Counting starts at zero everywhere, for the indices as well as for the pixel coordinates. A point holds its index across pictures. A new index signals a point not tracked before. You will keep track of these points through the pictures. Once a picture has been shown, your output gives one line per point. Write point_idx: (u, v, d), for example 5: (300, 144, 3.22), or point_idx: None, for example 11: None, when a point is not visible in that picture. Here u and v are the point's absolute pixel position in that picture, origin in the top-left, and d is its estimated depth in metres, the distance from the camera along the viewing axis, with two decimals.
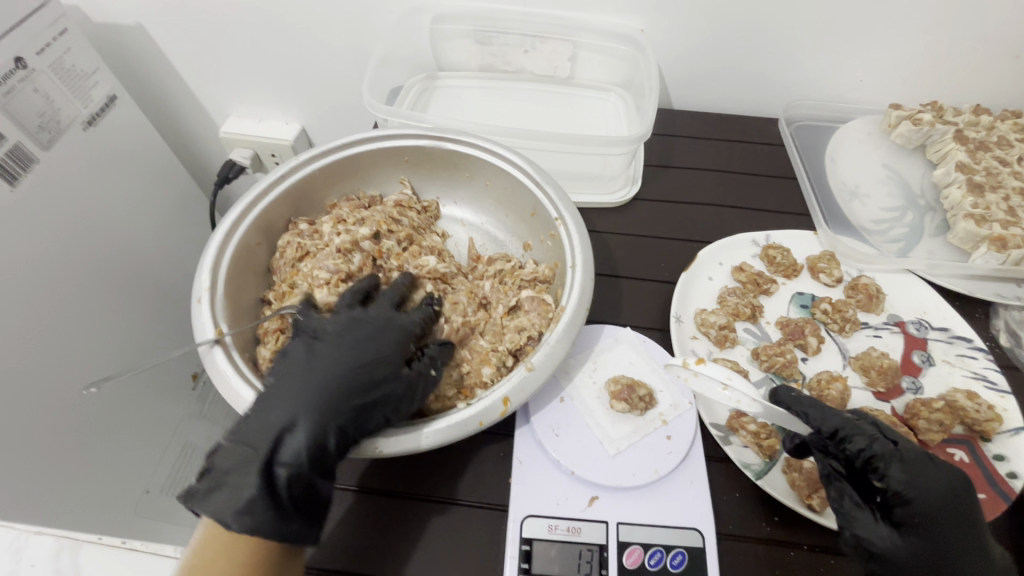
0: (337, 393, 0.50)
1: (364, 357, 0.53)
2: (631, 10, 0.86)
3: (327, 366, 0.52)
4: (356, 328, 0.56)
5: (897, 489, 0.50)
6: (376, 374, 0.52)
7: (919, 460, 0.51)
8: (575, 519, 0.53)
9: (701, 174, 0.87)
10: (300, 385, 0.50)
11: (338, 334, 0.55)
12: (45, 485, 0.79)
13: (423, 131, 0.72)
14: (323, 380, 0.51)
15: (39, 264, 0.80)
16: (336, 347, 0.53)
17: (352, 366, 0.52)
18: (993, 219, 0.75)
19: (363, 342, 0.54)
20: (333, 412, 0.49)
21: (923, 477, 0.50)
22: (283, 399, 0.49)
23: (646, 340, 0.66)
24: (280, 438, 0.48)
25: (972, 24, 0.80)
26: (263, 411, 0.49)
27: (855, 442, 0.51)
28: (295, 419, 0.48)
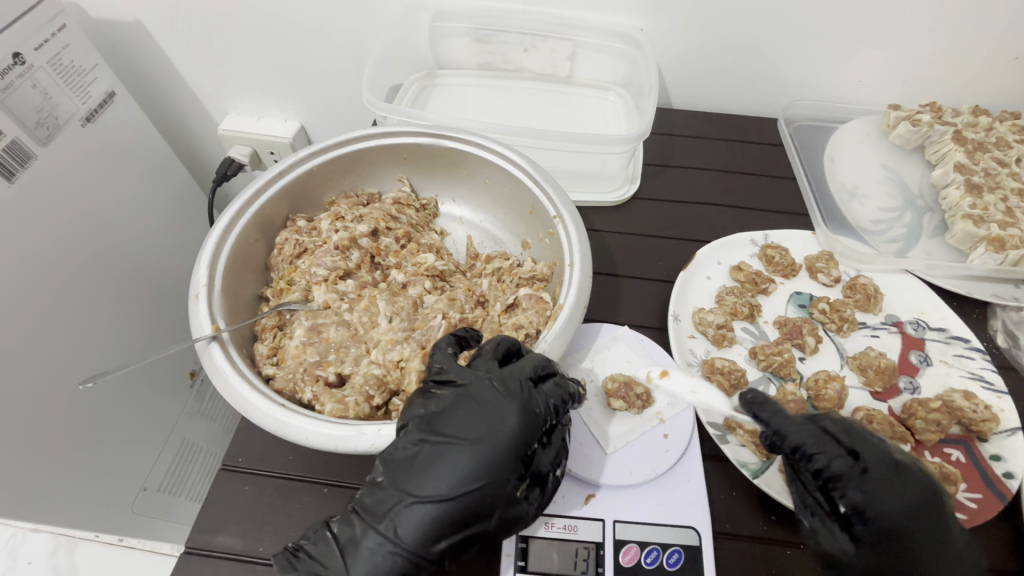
0: (470, 502, 0.45)
1: (487, 441, 0.46)
2: (630, 9, 0.86)
3: (463, 468, 0.45)
4: (508, 413, 0.48)
5: (854, 506, 0.47)
6: (501, 463, 0.46)
7: (881, 476, 0.47)
8: (572, 517, 0.53)
9: (700, 174, 0.87)
10: (435, 487, 0.45)
11: (482, 419, 0.47)
12: (41, 481, 0.79)
13: (421, 128, 0.72)
14: (446, 473, 0.45)
15: (37, 259, 0.80)
16: (462, 428, 0.47)
17: (490, 472, 0.45)
18: (990, 220, 0.75)
19: (486, 421, 0.47)
20: (453, 510, 0.44)
21: (881, 494, 0.46)
22: (408, 492, 0.45)
23: (643, 339, 0.66)
24: (399, 532, 0.44)
25: (971, 26, 0.81)
26: (393, 509, 0.45)
27: (810, 457, 0.49)
28: (417, 515, 0.44)
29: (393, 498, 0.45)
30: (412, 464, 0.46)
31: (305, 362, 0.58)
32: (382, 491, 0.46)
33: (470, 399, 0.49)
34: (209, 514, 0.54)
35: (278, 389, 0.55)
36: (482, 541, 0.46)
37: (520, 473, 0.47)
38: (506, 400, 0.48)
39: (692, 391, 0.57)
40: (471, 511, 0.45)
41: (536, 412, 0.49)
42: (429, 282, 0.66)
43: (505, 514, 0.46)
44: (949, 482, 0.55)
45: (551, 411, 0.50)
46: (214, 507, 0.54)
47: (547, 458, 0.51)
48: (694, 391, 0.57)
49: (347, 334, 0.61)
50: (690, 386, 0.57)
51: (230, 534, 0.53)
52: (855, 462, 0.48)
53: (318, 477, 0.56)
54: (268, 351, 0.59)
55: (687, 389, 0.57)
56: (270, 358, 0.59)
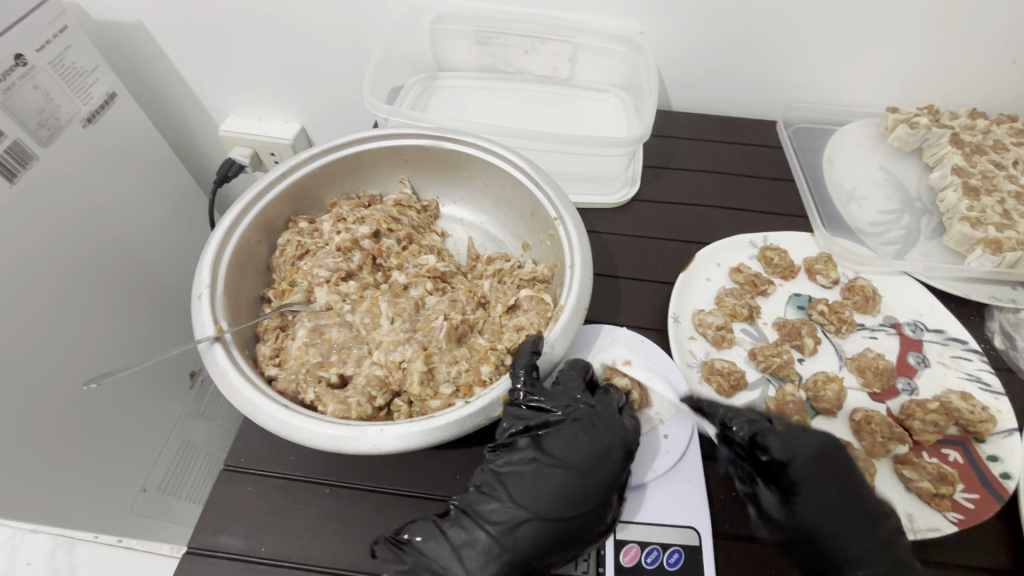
0: (578, 523, 0.48)
1: (594, 464, 0.50)
2: (630, 11, 0.86)
3: (573, 487, 0.49)
4: (616, 442, 0.52)
5: (778, 460, 0.53)
6: (606, 485, 0.50)
7: (792, 430, 0.55)
8: None
9: (699, 176, 0.87)
10: (548, 502, 0.48)
11: (589, 445, 0.51)
12: (42, 482, 0.79)
13: (422, 130, 0.73)
14: (559, 490, 0.48)
15: (39, 260, 0.81)
16: (572, 449, 0.51)
17: (600, 497, 0.49)
18: (987, 222, 0.75)
19: (592, 444, 0.51)
20: (560, 526, 0.48)
21: (796, 444, 0.54)
22: (519, 504, 0.48)
23: (643, 340, 0.66)
24: (512, 541, 0.47)
25: (967, 30, 0.81)
26: (509, 520, 0.47)
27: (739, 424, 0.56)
28: (529, 526, 0.47)
29: (506, 509, 0.48)
30: (529, 478, 0.49)
31: (307, 363, 0.58)
32: (499, 497, 0.49)
33: (579, 425, 0.52)
34: (212, 514, 0.54)
35: (280, 390, 0.56)
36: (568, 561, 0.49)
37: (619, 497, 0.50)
38: (613, 431, 0.52)
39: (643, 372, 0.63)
40: (577, 531, 0.48)
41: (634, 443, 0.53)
42: (430, 283, 0.67)
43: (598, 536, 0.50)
44: (947, 482, 0.55)
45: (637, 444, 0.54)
46: (217, 508, 0.54)
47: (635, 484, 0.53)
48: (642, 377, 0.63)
49: (349, 335, 0.61)
50: (646, 375, 0.63)
51: (233, 534, 0.53)
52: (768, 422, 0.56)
53: (320, 477, 0.57)
54: (270, 352, 0.59)
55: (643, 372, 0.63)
56: (273, 359, 0.59)
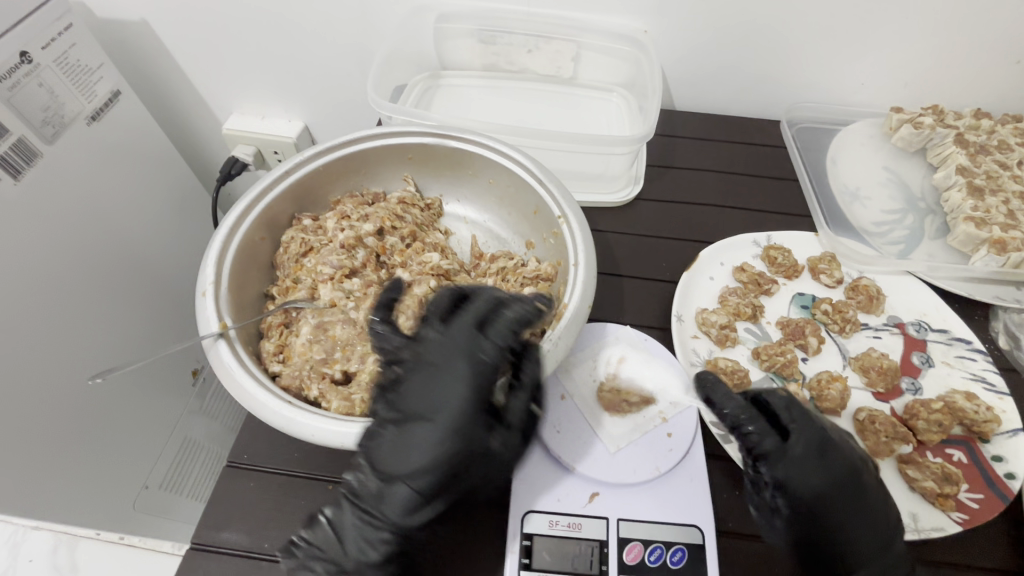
0: (453, 465, 0.48)
1: (445, 410, 0.48)
2: (634, 10, 0.86)
3: (430, 441, 0.48)
4: (466, 376, 0.49)
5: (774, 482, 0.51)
6: (463, 424, 0.48)
7: (803, 456, 0.51)
8: (575, 515, 0.53)
9: (703, 175, 0.87)
10: (408, 464, 0.47)
11: (436, 392, 0.49)
12: (44, 479, 0.79)
13: (426, 128, 0.73)
14: (417, 449, 0.48)
15: (46, 258, 0.81)
16: (422, 399, 0.49)
17: (464, 434, 0.48)
18: (992, 222, 0.75)
19: (440, 389, 0.49)
20: (428, 481, 0.47)
21: (800, 471, 0.51)
22: (384, 471, 0.48)
23: (647, 339, 0.65)
24: (386, 508, 0.47)
25: (972, 29, 0.81)
26: (378, 489, 0.48)
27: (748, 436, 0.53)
28: (397, 491, 0.47)
29: (375, 483, 0.48)
30: (384, 447, 0.48)
31: (311, 360, 0.58)
32: (372, 473, 0.48)
33: (423, 375, 0.50)
34: (214, 511, 0.54)
35: (285, 386, 0.55)
36: (464, 499, 0.50)
37: (483, 429, 0.49)
38: (452, 368, 0.50)
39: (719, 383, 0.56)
40: (449, 477, 0.48)
41: (483, 368, 0.50)
42: (434, 281, 0.66)
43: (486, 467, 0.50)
44: (951, 482, 0.55)
45: (498, 368, 0.51)
46: (219, 504, 0.54)
47: (514, 407, 0.52)
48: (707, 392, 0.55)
49: (353, 332, 0.61)
50: (646, 364, 0.63)
51: (235, 531, 0.53)
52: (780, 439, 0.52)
53: (324, 474, 0.57)
54: (274, 349, 0.59)
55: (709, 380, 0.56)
56: (276, 356, 0.58)
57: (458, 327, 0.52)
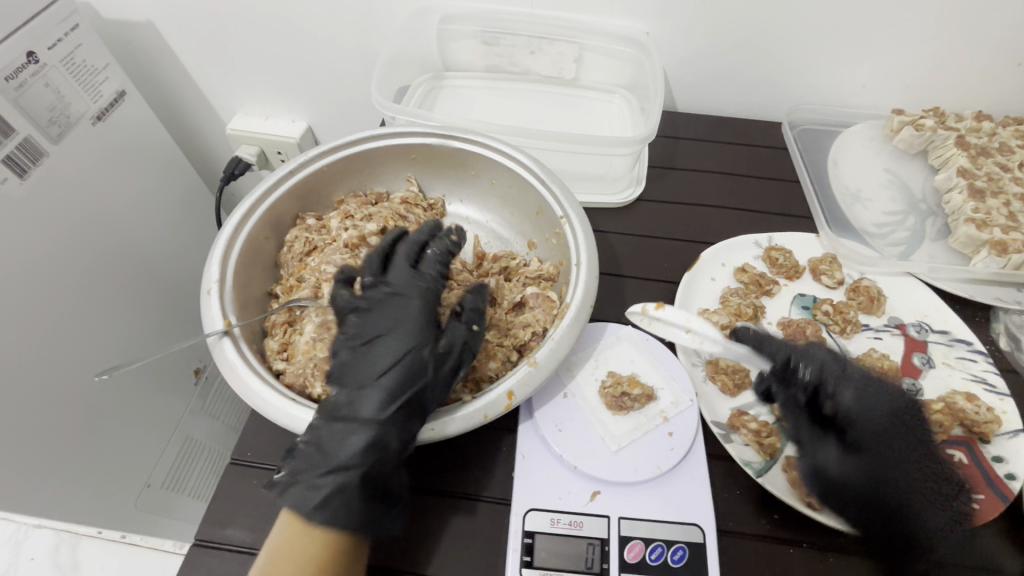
0: (406, 375, 0.50)
1: (394, 319, 0.54)
2: (637, 12, 0.87)
3: (386, 344, 0.52)
4: (414, 300, 0.55)
5: (844, 413, 0.54)
6: (412, 327, 0.53)
7: (868, 387, 0.55)
8: (577, 514, 0.53)
9: (705, 176, 0.87)
10: (373, 369, 0.51)
11: (384, 308, 0.55)
12: (47, 475, 0.79)
13: (430, 128, 0.73)
14: (380, 355, 0.52)
15: (52, 257, 0.82)
16: (378, 318, 0.54)
17: (411, 345, 0.52)
18: (993, 224, 0.75)
19: (387, 306, 0.55)
20: (393, 379, 0.50)
21: (867, 402, 0.54)
22: (354, 383, 0.51)
23: (648, 337, 0.66)
24: (363, 410, 0.49)
25: (974, 32, 0.81)
26: (351, 397, 0.50)
27: (805, 372, 0.55)
28: (370, 393, 0.49)
29: (348, 394, 0.50)
30: (348, 364, 0.52)
31: (314, 357, 0.57)
32: (337, 396, 0.50)
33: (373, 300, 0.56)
34: (219, 508, 0.54)
35: (288, 384, 0.55)
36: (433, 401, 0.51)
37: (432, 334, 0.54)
38: (396, 290, 0.56)
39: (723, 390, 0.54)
40: (411, 372, 0.50)
41: (422, 287, 0.57)
42: None
43: (436, 378, 0.51)
44: None
45: (434, 288, 0.58)
46: (223, 501, 0.55)
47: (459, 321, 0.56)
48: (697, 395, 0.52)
49: None
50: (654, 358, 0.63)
51: (239, 527, 0.53)
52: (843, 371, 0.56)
53: None
54: (278, 347, 0.59)
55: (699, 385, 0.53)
56: (280, 354, 0.59)
57: (398, 265, 0.60)
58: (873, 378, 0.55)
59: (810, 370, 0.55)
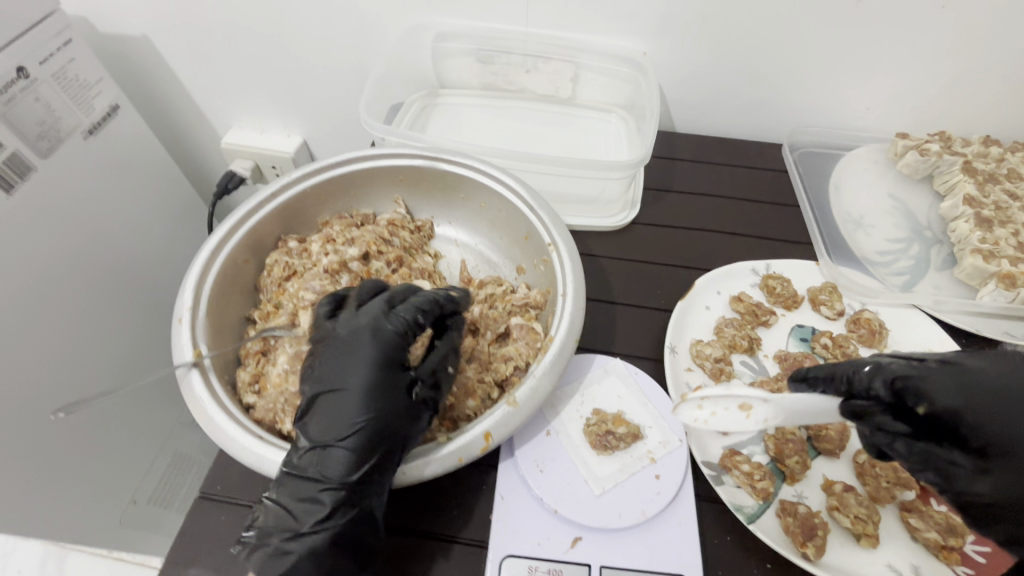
0: (365, 441, 0.46)
1: (359, 368, 0.49)
2: (633, 32, 0.85)
3: (350, 399, 0.48)
4: (374, 350, 0.50)
5: (944, 410, 0.43)
6: (380, 380, 0.49)
7: (955, 370, 0.44)
8: (556, 561, 0.50)
9: (702, 200, 0.85)
10: (335, 427, 0.47)
11: (346, 355, 0.50)
12: (28, 497, 0.77)
13: (418, 150, 0.72)
14: (345, 409, 0.47)
15: (38, 271, 0.80)
16: (341, 364, 0.49)
17: (373, 406, 0.48)
18: (1001, 255, 0.72)
19: (348, 352, 0.50)
20: (357, 439, 0.46)
21: (964, 386, 0.43)
22: (316, 439, 0.47)
23: (637, 372, 0.63)
24: (327, 470, 0.46)
25: (980, 54, 0.79)
26: (313, 454, 0.46)
27: (862, 379, 0.47)
28: (333, 452, 0.46)
29: (310, 449, 0.46)
30: (313, 416, 0.48)
31: (286, 392, 0.55)
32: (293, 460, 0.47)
33: (336, 344, 0.51)
34: (183, 545, 0.52)
35: (257, 420, 0.54)
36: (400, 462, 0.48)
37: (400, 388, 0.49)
38: (359, 334, 0.50)
39: (757, 418, 0.51)
40: (376, 432, 0.47)
41: (389, 330, 0.51)
42: None
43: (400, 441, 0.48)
44: (956, 534, 0.52)
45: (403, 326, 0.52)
46: (189, 538, 0.52)
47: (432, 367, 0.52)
48: (709, 418, 0.53)
49: None
50: (642, 400, 0.61)
51: (203, 567, 0.51)
52: (912, 363, 0.46)
53: None
54: (250, 378, 0.57)
55: (720, 408, 0.52)
56: (252, 386, 0.57)
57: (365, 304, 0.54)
58: (976, 372, 0.44)
59: (885, 383, 0.46)
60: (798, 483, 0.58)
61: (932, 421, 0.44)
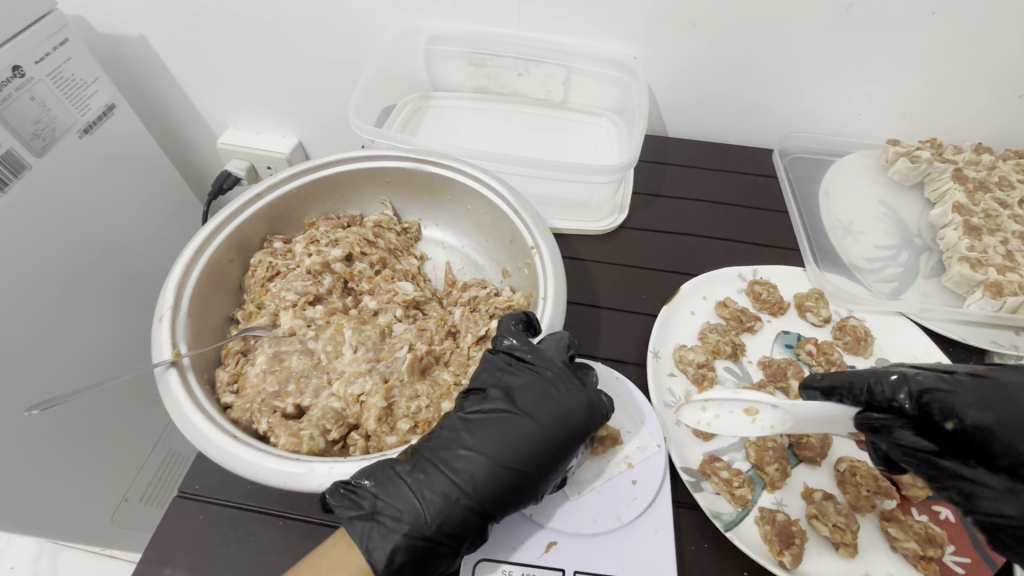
0: (519, 483, 0.48)
1: (558, 426, 0.50)
2: (625, 36, 0.85)
3: (535, 442, 0.49)
4: (574, 401, 0.51)
5: (971, 427, 0.45)
6: (564, 444, 0.50)
7: (998, 392, 0.45)
8: (530, 566, 0.50)
9: (690, 204, 0.85)
10: (512, 453, 0.48)
11: (554, 402, 0.51)
12: (21, 493, 0.78)
13: (404, 153, 0.72)
14: (526, 445, 0.49)
15: (31, 268, 0.81)
16: (541, 405, 0.50)
17: (543, 455, 0.49)
18: (989, 264, 0.72)
19: (552, 401, 0.51)
20: (522, 473, 0.48)
21: (1003, 405, 0.44)
22: (485, 451, 0.48)
23: (617, 376, 0.63)
24: (477, 487, 0.47)
25: (971, 61, 0.79)
26: (473, 465, 0.47)
27: (884, 390, 0.49)
28: (491, 476, 0.47)
29: (477, 456, 0.48)
30: (494, 428, 0.49)
31: (264, 392, 0.56)
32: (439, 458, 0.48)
33: (547, 382, 0.52)
34: (159, 544, 0.52)
35: (233, 419, 0.54)
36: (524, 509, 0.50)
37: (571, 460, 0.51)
38: (576, 392, 0.51)
39: (762, 423, 0.54)
40: (534, 483, 0.48)
41: (601, 404, 0.52)
42: (401, 310, 0.64)
43: (533, 496, 0.49)
44: (935, 544, 0.52)
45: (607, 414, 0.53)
46: (165, 537, 0.53)
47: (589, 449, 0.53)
48: (713, 420, 0.56)
49: (309, 363, 0.59)
50: (622, 404, 0.61)
51: (178, 568, 0.51)
52: (946, 377, 0.48)
53: (273, 508, 0.55)
54: (228, 378, 0.57)
55: (725, 411, 0.56)
56: (230, 386, 0.57)
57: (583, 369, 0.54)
58: (1005, 388, 0.45)
59: (909, 396, 0.48)
60: (778, 491, 0.57)
61: (959, 437, 0.45)
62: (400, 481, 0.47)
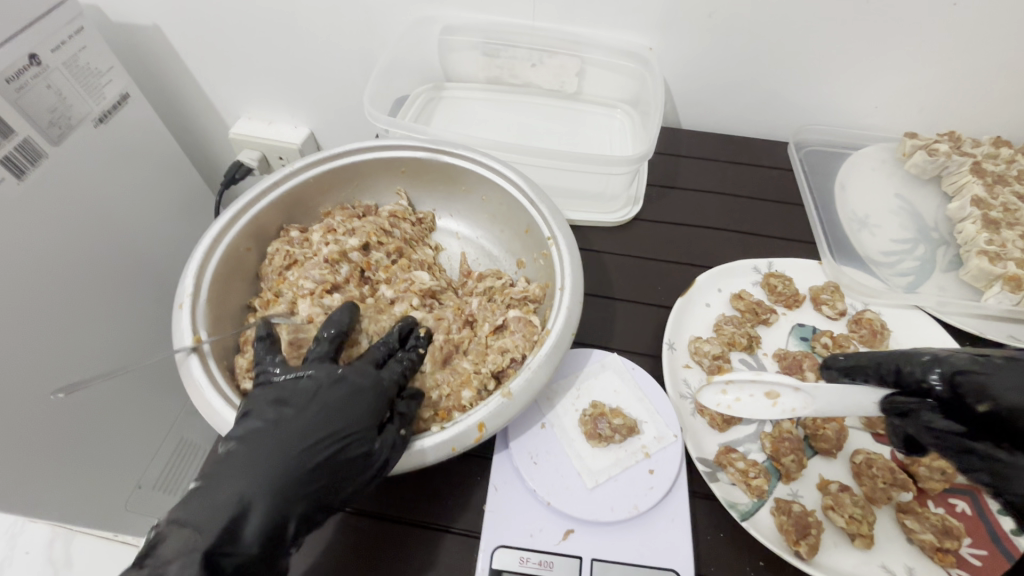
0: (304, 476, 0.47)
1: (330, 407, 0.50)
2: (639, 27, 0.85)
3: (306, 430, 0.49)
4: (346, 381, 0.52)
5: (1006, 409, 0.45)
6: (344, 421, 0.50)
7: None
8: (548, 553, 0.51)
9: (705, 197, 0.85)
10: (284, 449, 0.47)
11: (325, 388, 0.52)
12: (39, 479, 0.79)
13: (420, 142, 0.72)
14: (297, 436, 0.48)
15: (46, 255, 0.81)
16: (308, 394, 0.51)
17: (321, 439, 0.48)
18: (1008, 257, 0.71)
19: (320, 387, 0.52)
20: (297, 464, 0.47)
21: None
22: (252, 458, 0.47)
23: (634, 367, 0.63)
24: (243, 496, 0.45)
25: (993, 51, 0.78)
26: (250, 477, 0.46)
27: (915, 371, 0.49)
28: (260, 480, 0.46)
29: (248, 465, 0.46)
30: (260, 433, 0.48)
31: None
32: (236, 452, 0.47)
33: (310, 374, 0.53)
34: None
35: None
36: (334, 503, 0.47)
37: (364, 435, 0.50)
38: (344, 374, 0.53)
39: (783, 407, 0.55)
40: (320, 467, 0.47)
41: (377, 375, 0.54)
42: (417, 299, 0.65)
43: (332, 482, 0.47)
44: (951, 536, 0.52)
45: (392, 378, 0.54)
46: None
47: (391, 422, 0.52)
48: (734, 402, 0.58)
49: None
50: (638, 395, 0.61)
51: None
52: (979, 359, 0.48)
53: None
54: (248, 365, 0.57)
55: (745, 394, 0.58)
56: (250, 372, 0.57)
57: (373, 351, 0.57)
58: None
59: (941, 377, 0.48)
60: (793, 482, 0.57)
61: (991, 420, 0.46)
62: (223, 476, 0.46)
